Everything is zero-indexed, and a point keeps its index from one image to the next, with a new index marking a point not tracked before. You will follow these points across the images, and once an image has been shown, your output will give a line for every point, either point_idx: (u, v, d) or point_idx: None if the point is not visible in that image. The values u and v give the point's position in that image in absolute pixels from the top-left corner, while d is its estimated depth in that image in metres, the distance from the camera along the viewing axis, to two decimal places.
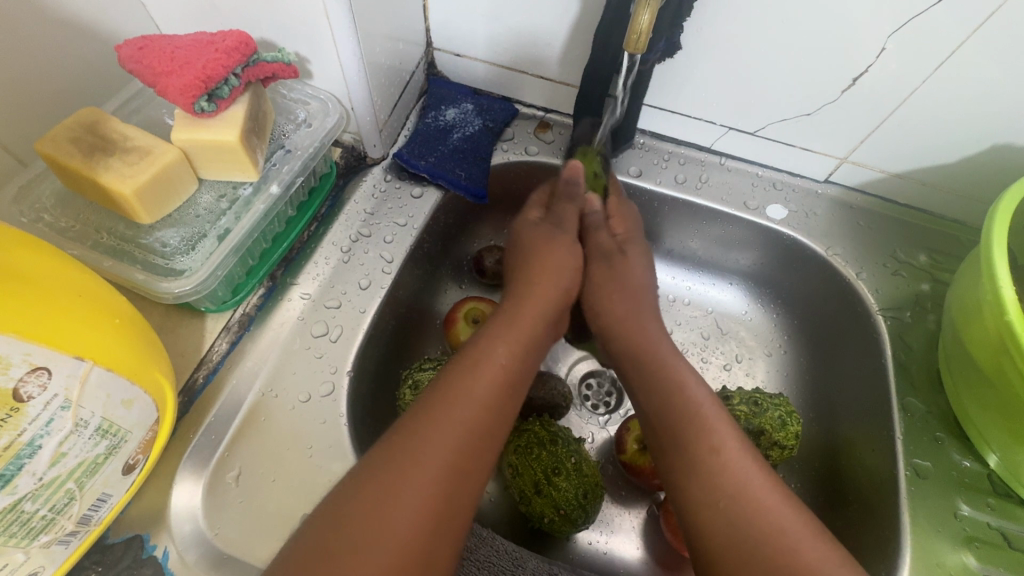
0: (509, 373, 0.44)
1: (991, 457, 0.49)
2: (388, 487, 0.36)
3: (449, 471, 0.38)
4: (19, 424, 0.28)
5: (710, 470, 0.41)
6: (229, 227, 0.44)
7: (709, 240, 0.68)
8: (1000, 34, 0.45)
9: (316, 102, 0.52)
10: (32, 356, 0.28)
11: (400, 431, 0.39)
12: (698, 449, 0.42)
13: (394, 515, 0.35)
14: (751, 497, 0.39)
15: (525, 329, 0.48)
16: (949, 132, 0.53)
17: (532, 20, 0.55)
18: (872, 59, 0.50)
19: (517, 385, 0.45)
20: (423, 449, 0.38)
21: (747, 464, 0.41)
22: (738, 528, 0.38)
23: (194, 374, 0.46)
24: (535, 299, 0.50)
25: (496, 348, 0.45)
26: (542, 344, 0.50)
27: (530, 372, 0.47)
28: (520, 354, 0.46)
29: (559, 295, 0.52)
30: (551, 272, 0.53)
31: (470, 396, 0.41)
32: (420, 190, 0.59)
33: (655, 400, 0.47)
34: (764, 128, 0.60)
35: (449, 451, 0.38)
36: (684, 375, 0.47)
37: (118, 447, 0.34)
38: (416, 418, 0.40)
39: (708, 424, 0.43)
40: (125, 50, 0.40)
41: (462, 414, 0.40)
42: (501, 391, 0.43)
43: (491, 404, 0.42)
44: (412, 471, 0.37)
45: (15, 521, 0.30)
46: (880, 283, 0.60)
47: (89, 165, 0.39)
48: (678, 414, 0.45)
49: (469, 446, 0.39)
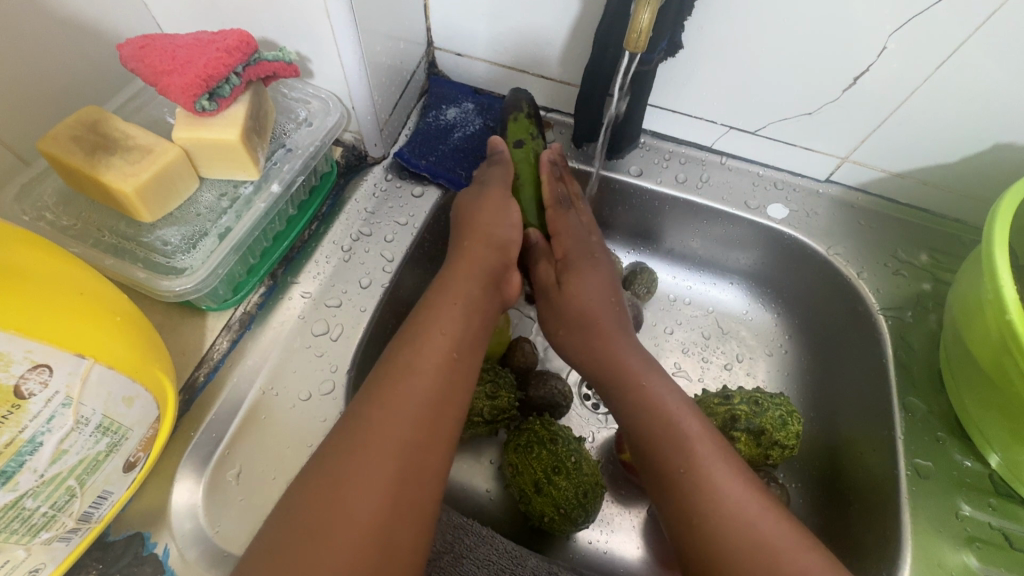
0: (451, 344, 0.45)
1: (993, 457, 0.49)
2: (341, 474, 0.36)
3: (400, 447, 0.38)
4: (20, 421, 0.28)
5: (683, 485, 0.41)
6: (229, 226, 0.44)
7: (709, 240, 0.68)
8: (1003, 32, 0.45)
9: (318, 101, 0.52)
10: (33, 353, 0.28)
11: (348, 420, 0.39)
12: (671, 465, 0.42)
13: (351, 500, 0.36)
14: (726, 510, 0.39)
15: (468, 300, 0.48)
16: (951, 131, 0.53)
17: (532, 19, 0.55)
18: (874, 57, 0.49)
19: (463, 353, 0.45)
20: (370, 432, 0.38)
21: (712, 453, 0.42)
22: (715, 544, 0.38)
23: (194, 372, 0.46)
24: (472, 267, 0.51)
25: (437, 322, 0.45)
26: (489, 312, 0.50)
27: (479, 340, 0.47)
28: (463, 324, 0.46)
29: (500, 262, 0.53)
30: (486, 238, 0.53)
31: (412, 371, 0.42)
32: (421, 189, 0.59)
33: (630, 414, 0.46)
34: (765, 127, 0.60)
35: (397, 429, 0.39)
36: (652, 393, 0.46)
37: (119, 445, 0.34)
38: (361, 403, 0.40)
39: (672, 419, 0.44)
40: (126, 49, 0.40)
41: (405, 391, 0.41)
42: (445, 362, 0.43)
43: (435, 376, 0.42)
44: (361, 456, 0.37)
45: (16, 518, 0.30)
46: (882, 283, 0.60)
47: (90, 163, 0.39)
48: (650, 429, 0.44)
49: (417, 419, 0.40)
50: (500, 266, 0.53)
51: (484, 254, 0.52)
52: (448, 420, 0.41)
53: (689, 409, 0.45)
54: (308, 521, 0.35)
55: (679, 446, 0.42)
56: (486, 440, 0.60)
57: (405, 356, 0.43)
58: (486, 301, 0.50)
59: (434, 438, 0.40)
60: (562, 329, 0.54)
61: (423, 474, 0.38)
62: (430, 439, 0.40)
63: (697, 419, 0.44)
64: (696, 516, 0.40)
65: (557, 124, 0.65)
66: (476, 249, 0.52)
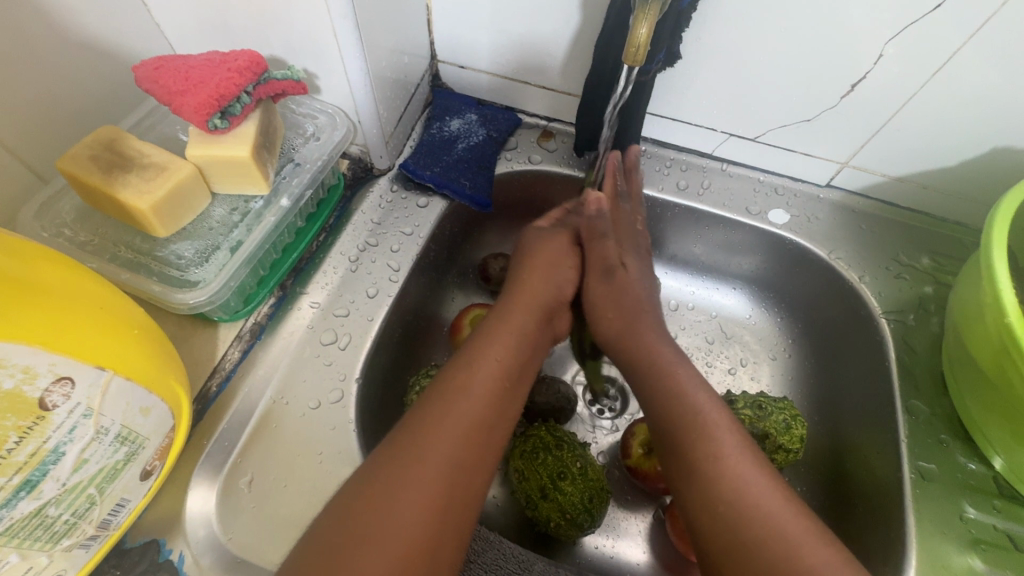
0: (504, 370, 0.46)
1: (997, 460, 0.50)
2: (389, 484, 0.38)
3: (449, 463, 0.40)
4: (44, 431, 0.29)
5: (708, 473, 0.42)
6: (241, 239, 0.45)
7: (711, 245, 0.69)
8: (997, 38, 0.45)
9: (324, 117, 0.53)
10: (57, 366, 0.29)
11: (400, 433, 0.41)
12: (696, 454, 0.43)
13: (396, 511, 0.37)
14: (749, 498, 0.40)
15: (522, 330, 0.49)
16: (949, 135, 0.54)
17: (533, 31, 0.56)
18: (871, 64, 0.50)
19: (514, 382, 0.46)
20: (423, 446, 0.40)
21: (739, 447, 0.43)
22: (737, 532, 0.39)
23: (207, 383, 0.47)
24: (521, 296, 0.52)
25: (493, 349, 0.47)
26: (538, 345, 0.51)
27: (527, 367, 0.49)
28: (516, 352, 0.48)
29: (554, 295, 0.54)
30: (541, 271, 0.54)
31: (466, 392, 0.43)
32: (426, 200, 0.61)
33: (657, 404, 0.47)
34: (765, 134, 0.60)
35: (449, 447, 0.40)
36: (683, 383, 0.47)
37: (136, 454, 0.35)
38: (415, 419, 0.42)
39: (699, 411, 0.45)
40: (142, 71, 0.41)
41: (458, 414, 0.42)
42: (498, 387, 0.45)
43: (487, 400, 0.43)
44: (414, 469, 0.39)
45: (40, 526, 0.31)
46: (883, 286, 0.60)
47: (108, 181, 0.40)
48: (676, 417, 0.45)
49: (470, 440, 0.41)
50: (553, 301, 0.54)
51: (536, 286, 0.53)
52: (496, 445, 0.43)
53: (715, 401, 0.46)
54: (357, 525, 0.36)
55: (705, 436, 0.43)
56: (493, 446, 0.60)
57: (458, 375, 0.44)
58: (537, 333, 0.51)
59: (481, 460, 0.41)
60: (603, 322, 0.54)
61: (466, 493, 0.40)
62: (479, 463, 0.41)
63: (722, 411, 0.45)
64: (720, 504, 0.40)
65: (560, 133, 0.66)
66: (528, 282, 0.53)
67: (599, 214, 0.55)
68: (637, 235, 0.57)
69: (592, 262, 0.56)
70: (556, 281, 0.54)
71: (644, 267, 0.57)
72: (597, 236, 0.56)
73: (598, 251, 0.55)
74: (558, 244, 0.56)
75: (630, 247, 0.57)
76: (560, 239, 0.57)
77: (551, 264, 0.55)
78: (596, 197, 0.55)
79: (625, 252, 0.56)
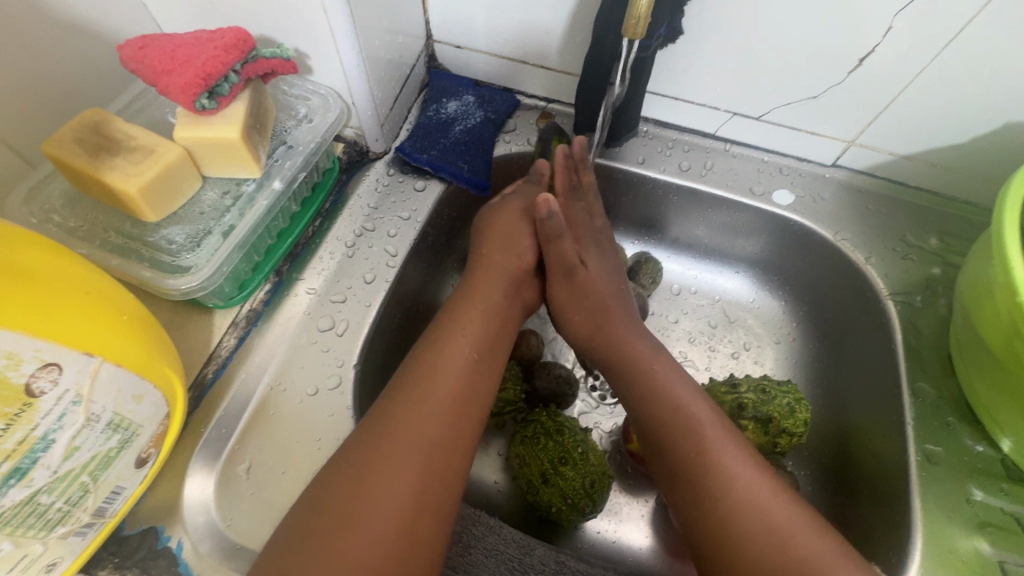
0: (473, 345, 0.46)
1: (1002, 440, 0.48)
2: (369, 468, 0.38)
3: (426, 442, 0.40)
4: (32, 418, 0.29)
5: (693, 470, 0.41)
6: (233, 223, 0.44)
7: (715, 228, 0.68)
8: (1011, 9, 0.44)
9: (317, 98, 0.52)
10: (43, 352, 0.29)
11: (375, 418, 0.41)
12: (679, 448, 0.43)
13: (377, 495, 0.37)
14: (735, 494, 0.40)
15: (489, 305, 0.50)
16: (959, 111, 0.52)
17: (530, 9, 0.55)
18: (880, 37, 0.49)
19: (486, 355, 0.46)
20: (399, 428, 0.40)
21: (726, 442, 0.42)
22: (726, 529, 0.39)
23: (203, 370, 0.47)
24: (489, 274, 0.52)
25: (460, 329, 0.47)
26: (509, 319, 0.51)
27: (501, 344, 0.48)
28: (485, 327, 0.48)
29: (518, 266, 0.54)
30: (503, 246, 0.55)
31: (437, 371, 0.43)
32: (423, 183, 0.60)
33: (638, 400, 0.47)
34: (770, 112, 0.59)
35: (420, 426, 0.40)
36: (659, 378, 0.46)
37: (130, 441, 0.35)
38: (383, 407, 0.41)
39: (681, 406, 0.44)
40: (126, 51, 0.40)
41: (429, 392, 0.42)
42: (469, 364, 0.45)
43: (459, 376, 0.44)
44: (385, 454, 0.38)
45: (32, 513, 0.31)
46: (891, 268, 0.59)
47: (94, 164, 0.40)
48: (658, 416, 0.45)
49: (440, 418, 0.41)
50: (518, 274, 0.54)
51: (499, 261, 0.54)
52: (470, 422, 0.43)
53: (696, 394, 0.45)
54: (334, 512, 0.36)
55: (690, 431, 0.43)
56: (494, 433, 0.60)
57: (429, 356, 0.44)
58: (506, 308, 0.51)
59: (458, 435, 0.41)
60: (571, 322, 0.54)
61: (446, 471, 0.40)
62: (452, 439, 0.41)
63: (706, 405, 0.45)
64: (705, 501, 0.40)
65: (559, 114, 0.64)
66: (489, 259, 0.53)
67: (551, 216, 0.52)
68: (597, 229, 0.59)
69: (552, 262, 0.55)
70: (516, 250, 0.55)
71: (605, 262, 0.57)
72: (553, 239, 0.54)
73: (556, 253, 0.55)
74: (514, 215, 0.56)
75: (589, 243, 0.57)
76: (511, 216, 0.56)
77: (510, 237, 0.55)
78: (546, 201, 0.52)
79: (584, 250, 0.56)
